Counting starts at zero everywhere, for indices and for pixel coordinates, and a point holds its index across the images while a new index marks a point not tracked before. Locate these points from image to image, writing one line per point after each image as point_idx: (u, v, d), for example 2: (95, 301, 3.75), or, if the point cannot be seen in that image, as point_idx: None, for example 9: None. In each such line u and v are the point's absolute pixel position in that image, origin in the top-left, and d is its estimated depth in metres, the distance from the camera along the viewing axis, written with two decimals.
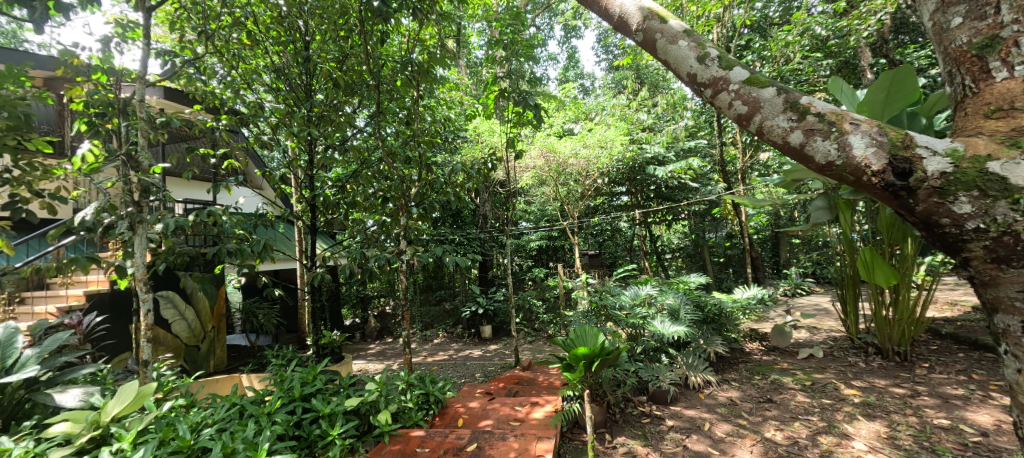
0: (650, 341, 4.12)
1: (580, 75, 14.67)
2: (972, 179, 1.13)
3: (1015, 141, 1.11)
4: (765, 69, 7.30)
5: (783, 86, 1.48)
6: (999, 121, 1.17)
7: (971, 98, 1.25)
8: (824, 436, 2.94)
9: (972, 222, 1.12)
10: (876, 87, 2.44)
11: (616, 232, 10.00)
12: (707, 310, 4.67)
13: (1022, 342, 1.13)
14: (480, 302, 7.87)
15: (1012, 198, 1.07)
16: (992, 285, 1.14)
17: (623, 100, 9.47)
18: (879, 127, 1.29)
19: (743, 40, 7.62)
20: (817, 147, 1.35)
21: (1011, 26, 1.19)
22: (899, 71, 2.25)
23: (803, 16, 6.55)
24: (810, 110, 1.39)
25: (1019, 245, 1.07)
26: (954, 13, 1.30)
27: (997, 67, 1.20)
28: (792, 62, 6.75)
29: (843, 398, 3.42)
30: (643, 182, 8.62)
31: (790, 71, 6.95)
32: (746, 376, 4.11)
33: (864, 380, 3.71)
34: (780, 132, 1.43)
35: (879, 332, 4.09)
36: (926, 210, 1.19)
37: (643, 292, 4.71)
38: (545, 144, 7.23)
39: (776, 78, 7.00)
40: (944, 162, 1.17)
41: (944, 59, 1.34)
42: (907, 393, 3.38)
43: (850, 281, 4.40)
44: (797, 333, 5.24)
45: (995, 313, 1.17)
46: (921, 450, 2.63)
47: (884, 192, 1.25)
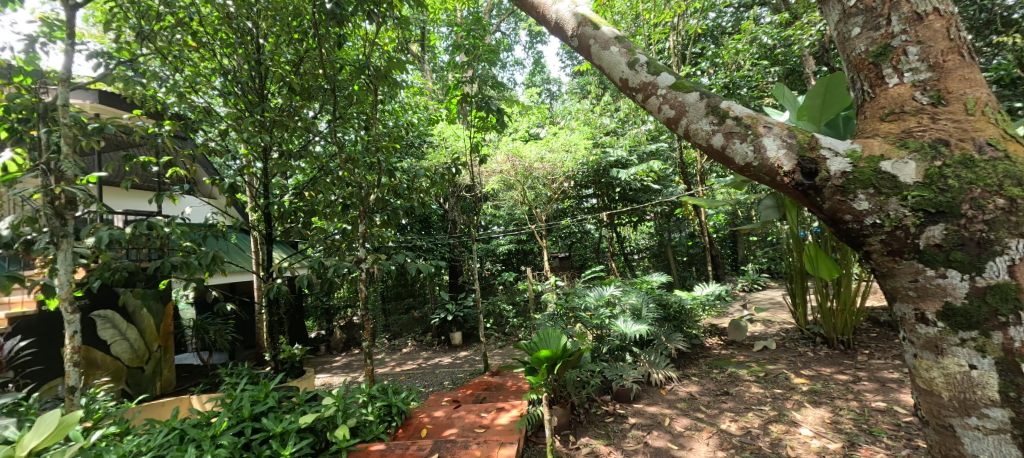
0: (614, 341, 4.22)
1: (547, 80, 14.93)
2: (868, 178, 1.07)
3: (906, 142, 1.07)
4: (718, 76, 7.69)
5: (707, 91, 1.46)
6: (892, 124, 1.13)
7: (869, 103, 1.21)
8: (775, 424, 3.07)
9: (869, 218, 1.06)
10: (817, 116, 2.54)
11: (585, 234, 10.20)
12: (669, 307, 4.82)
13: (916, 330, 1.07)
14: (449, 309, 7.80)
15: (903, 195, 1.02)
16: (889, 276, 1.08)
17: (587, 104, 9.66)
18: (791, 129, 1.25)
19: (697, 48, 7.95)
20: (736, 149, 1.30)
21: (901, 34, 1.15)
22: (835, 78, 2.38)
23: (750, 25, 6.89)
24: (730, 113, 1.35)
25: (913, 239, 1.01)
26: (854, 24, 1.24)
27: (890, 74, 1.16)
28: (742, 69, 7.10)
29: (793, 387, 3.60)
30: (608, 185, 8.79)
31: (740, 78, 7.32)
32: (706, 371, 4.25)
33: (812, 368, 3.91)
34: (704, 135, 1.39)
35: (825, 322, 4.34)
36: (831, 208, 1.13)
37: (607, 293, 4.79)
38: (511, 148, 7.23)
39: (728, 84, 7.38)
40: (844, 162, 1.12)
41: (846, 67, 1.30)
42: (850, 379, 3.59)
43: (798, 275, 4.64)
44: (753, 327, 5.47)
45: (894, 302, 1.11)
46: (860, 433, 2.79)
47: (794, 192, 1.19)
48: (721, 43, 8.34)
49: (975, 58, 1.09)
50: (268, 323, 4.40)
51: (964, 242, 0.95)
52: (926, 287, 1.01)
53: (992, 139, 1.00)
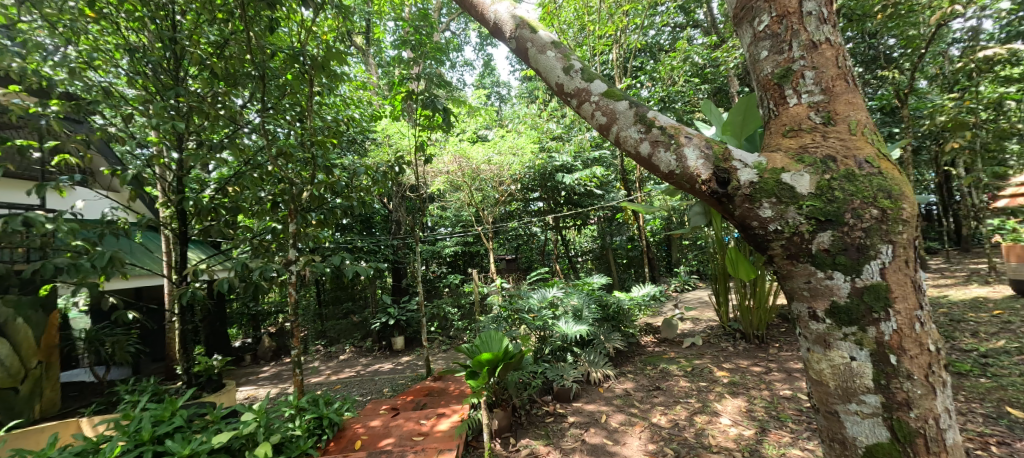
0: (556, 342, 4.31)
1: (496, 83, 15.02)
2: (771, 188, 1.16)
3: (802, 157, 1.17)
4: (656, 89, 8.12)
5: (636, 99, 1.51)
6: (792, 140, 1.22)
7: (773, 120, 1.31)
8: (699, 415, 3.28)
9: (773, 225, 1.14)
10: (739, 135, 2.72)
11: (531, 237, 10.34)
12: (608, 308, 4.99)
13: (809, 327, 1.15)
14: (391, 313, 7.54)
15: (799, 204, 1.11)
16: (787, 278, 1.16)
17: (535, 109, 9.81)
18: (709, 140, 1.32)
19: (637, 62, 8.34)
20: (660, 158, 1.35)
21: (800, 59, 1.25)
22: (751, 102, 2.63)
23: (684, 44, 7.34)
24: (655, 123, 1.41)
25: (807, 244, 1.10)
26: (762, 47, 1.34)
27: (790, 95, 1.26)
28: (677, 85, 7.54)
29: (716, 380, 3.87)
30: (554, 189, 8.97)
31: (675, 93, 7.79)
32: (640, 367, 4.46)
33: (732, 362, 4.24)
34: (632, 142, 1.44)
35: (744, 319, 4.72)
36: (741, 215, 1.20)
37: (550, 295, 4.87)
38: (458, 149, 7.15)
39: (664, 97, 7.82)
40: (752, 173, 1.20)
41: (756, 86, 1.40)
42: (762, 371, 3.93)
43: (721, 276, 5.01)
44: (683, 325, 5.83)
45: (792, 301, 1.20)
46: (770, 419, 3.06)
47: (710, 199, 1.26)
48: (659, 58, 8.83)
49: (859, 85, 1.22)
50: (180, 332, 3.99)
51: (847, 247, 1.05)
52: (817, 287, 1.10)
53: (871, 157, 1.11)
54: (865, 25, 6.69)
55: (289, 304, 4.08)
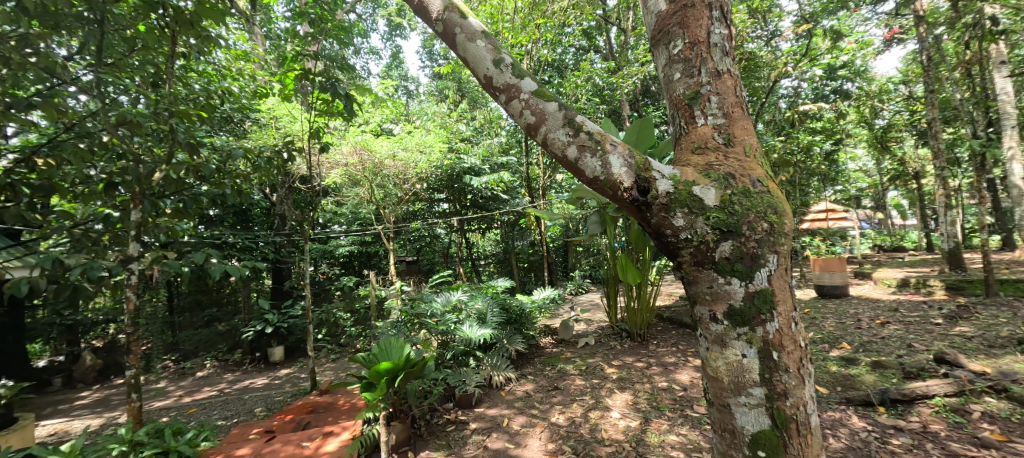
0: (459, 347, 4.24)
1: (404, 76, 14.45)
2: (684, 199, 1.25)
3: (709, 173, 1.28)
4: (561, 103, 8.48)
5: (565, 103, 1.53)
6: (700, 157, 1.34)
7: (683, 137, 1.42)
8: (593, 411, 3.47)
9: (684, 233, 1.24)
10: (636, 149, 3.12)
11: (434, 239, 10.10)
12: (511, 311, 5.06)
13: (709, 329, 1.26)
14: (269, 320, 6.72)
15: (707, 215, 1.22)
16: (692, 283, 1.26)
17: (444, 108, 9.61)
18: (631, 150, 1.39)
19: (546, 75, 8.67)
20: (587, 163, 1.38)
21: (707, 85, 1.39)
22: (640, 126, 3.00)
23: (587, 66, 7.72)
24: (583, 127, 1.44)
25: (711, 252, 1.21)
26: (675, 69, 1.45)
27: (698, 116, 1.39)
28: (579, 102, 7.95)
29: (607, 377, 4.14)
30: (461, 191, 8.88)
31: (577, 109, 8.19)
32: (539, 369, 4.59)
33: (620, 359, 4.59)
34: (560, 145, 1.45)
35: (630, 319, 5.14)
36: (657, 224, 1.28)
37: (454, 298, 4.78)
38: (359, 140, 6.67)
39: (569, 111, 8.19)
40: (668, 184, 1.28)
41: (669, 105, 1.51)
42: (644, 366, 4.31)
43: (612, 280, 5.39)
44: (578, 326, 6.16)
45: (694, 305, 1.30)
46: (651, 409, 3.37)
47: (631, 206, 1.32)
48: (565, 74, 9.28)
49: (751, 113, 1.38)
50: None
51: (743, 255, 1.18)
52: (718, 292, 1.21)
53: (761, 177, 1.26)
54: None
55: (127, 314, 3.04)
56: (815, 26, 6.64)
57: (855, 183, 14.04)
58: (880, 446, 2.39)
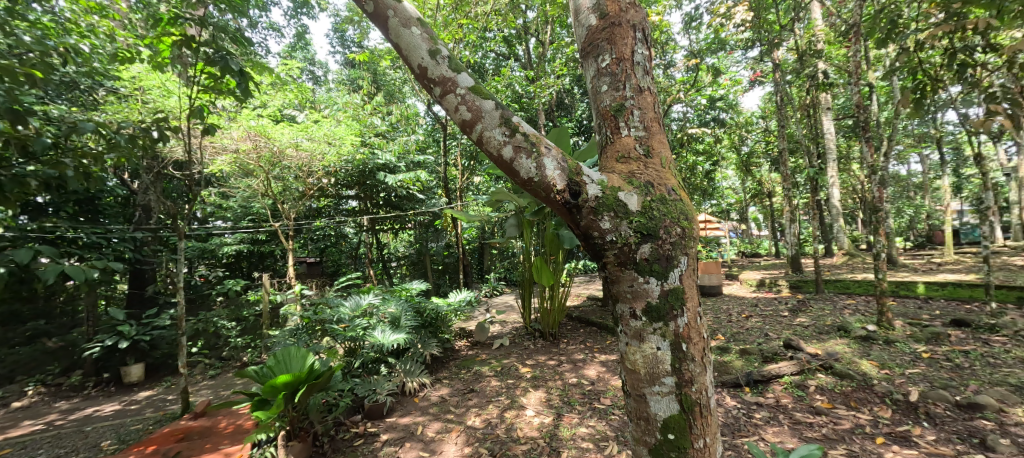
0: (369, 354, 4.04)
1: (309, 59, 13.40)
2: (611, 203, 1.33)
3: (632, 179, 1.38)
4: None
5: (501, 102, 1.54)
6: (624, 165, 1.44)
7: (609, 146, 1.52)
8: (509, 411, 3.53)
9: (610, 235, 1.32)
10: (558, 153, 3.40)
11: (341, 238, 9.48)
12: (425, 315, 4.90)
13: (628, 325, 1.35)
14: (126, 332, 5.55)
15: (631, 219, 1.31)
16: (615, 282, 1.35)
17: (356, 99, 9.05)
18: (563, 154, 1.44)
19: None
20: (522, 164, 1.40)
21: (631, 99, 1.50)
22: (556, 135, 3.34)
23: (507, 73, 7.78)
24: (519, 128, 1.46)
25: (633, 253, 1.30)
26: (603, 82, 1.55)
27: (623, 127, 1.50)
28: None
29: (521, 376, 4.23)
30: (372, 188, 8.36)
31: None
32: (454, 372, 4.53)
33: (534, 358, 4.72)
34: (496, 144, 1.46)
35: (543, 319, 5.32)
36: (586, 226, 1.35)
37: (364, 302, 4.56)
38: (254, 126, 6.07)
39: None
40: (597, 188, 1.36)
41: (596, 115, 1.61)
42: (556, 363, 4.50)
43: (526, 282, 5.52)
44: (493, 327, 6.21)
45: (616, 303, 1.38)
46: (563, 405, 3.52)
47: (562, 208, 1.37)
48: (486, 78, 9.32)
49: (666, 129, 1.53)
50: None
51: (660, 257, 1.29)
52: (638, 290, 1.30)
53: (675, 187, 1.39)
54: None
55: None
56: (702, 59, 7.57)
57: (727, 199, 16.18)
58: (747, 419, 2.78)
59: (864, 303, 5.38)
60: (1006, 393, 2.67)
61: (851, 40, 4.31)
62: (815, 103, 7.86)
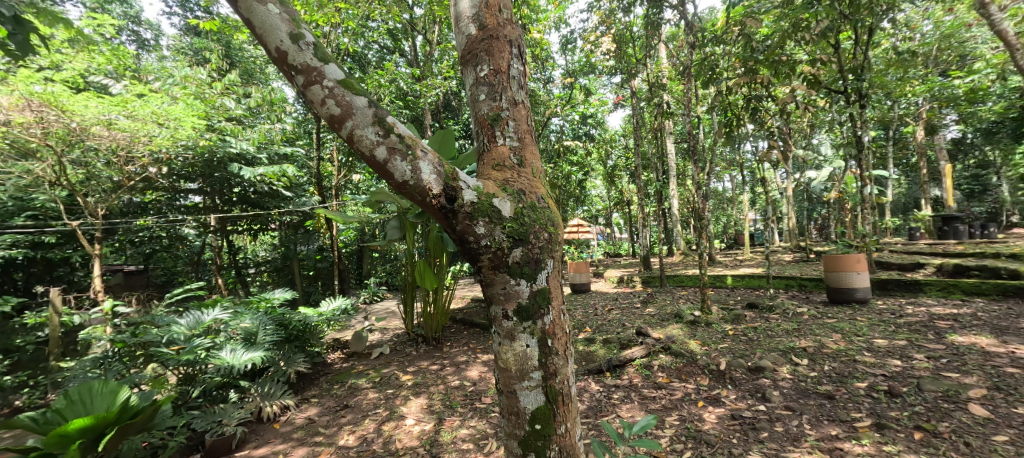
0: (214, 379, 3.49)
1: (129, 16, 11.16)
2: (485, 209, 1.38)
3: (506, 186, 1.45)
4: None
5: (374, 100, 1.48)
6: (499, 172, 1.51)
7: (486, 153, 1.58)
8: (387, 423, 3.38)
9: (485, 240, 1.37)
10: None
11: (178, 241, 7.95)
12: (291, 328, 4.33)
13: (502, 325, 1.41)
14: None
15: (503, 225, 1.37)
16: (489, 285, 1.40)
17: (204, 74, 7.69)
18: (439, 158, 1.45)
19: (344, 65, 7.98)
20: (396, 166, 1.38)
21: (506, 110, 1.59)
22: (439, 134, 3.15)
23: (392, 66, 7.43)
24: (394, 129, 1.42)
25: (506, 257, 1.37)
26: (481, 90, 1.61)
27: (499, 136, 1.57)
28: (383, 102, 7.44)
29: (401, 384, 4.10)
30: (222, 182, 7.23)
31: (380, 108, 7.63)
32: (325, 389, 4.17)
33: (415, 365, 4.60)
34: (368, 143, 1.40)
35: (426, 324, 5.20)
36: (461, 230, 1.38)
37: (207, 319, 3.85)
38: (36, 90, 5.09)
39: None
40: (473, 194, 1.40)
41: (474, 121, 1.65)
42: (439, 368, 4.46)
43: (409, 286, 5.31)
44: (371, 337, 5.87)
45: (490, 305, 1.44)
46: (444, 409, 3.52)
47: (439, 213, 1.39)
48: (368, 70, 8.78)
49: (538, 141, 1.64)
50: None
51: (530, 260, 1.38)
52: (510, 292, 1.38)
53: (544, 195, 1.49)
54: None
55: None
56: (576, 79, 8.24)
57: (595, 206, 17.88)
58: (607, 401, 3.12)
59: (694, 293, 6.46)
60: (778, 357, 3.40)
61: (688, 78, 5.13)
62: (663, 126, 9.17)
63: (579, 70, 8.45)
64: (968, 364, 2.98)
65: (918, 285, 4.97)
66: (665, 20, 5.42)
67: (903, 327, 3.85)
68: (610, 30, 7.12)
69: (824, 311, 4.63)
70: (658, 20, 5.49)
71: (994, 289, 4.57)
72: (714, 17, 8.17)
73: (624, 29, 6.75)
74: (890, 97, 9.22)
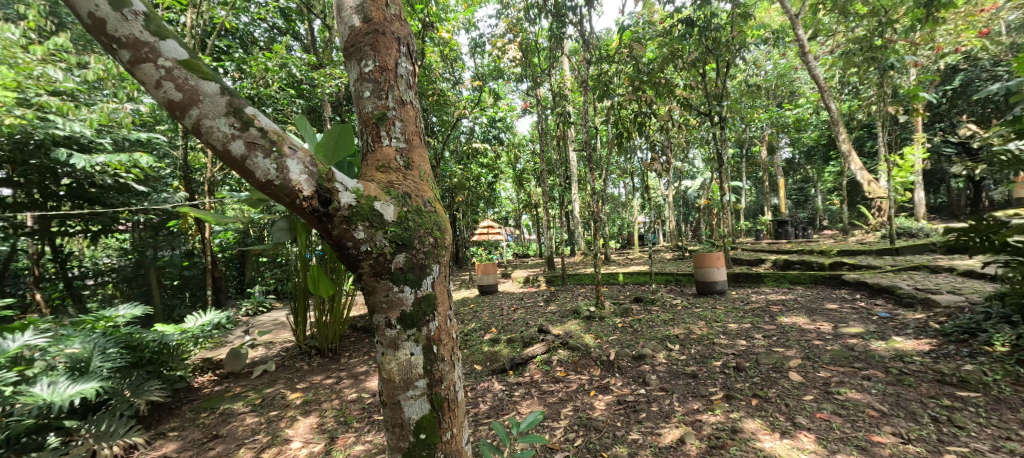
0: (23, 422, 2.75)
1: None
2: (365, 213, 1.33)
3: (390, 189, 1.40)
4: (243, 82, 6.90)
5: (230, 88, 1.32)
6: (383, 174, 1.45)
7: (369, 154, 1.51)
8: (268, 450, 3.00)
9: (365, 245, 1.32)
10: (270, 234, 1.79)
11: None
12: (141, 350, 3.67)
13: (384, 334, 1.37)
14: None
15: (385, 229, 1.33)
16: (370, 292, 1.35)
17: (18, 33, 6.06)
18: (312, 157, 1.35)
19: (220, 41, 6.93)
20: (257, 164, 1.25)
21: (393, 110, 1.53)
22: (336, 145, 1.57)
23: (282, 49, 6.64)
24: (255, 122, 1.29)
25: (388, 263, 1.33)
26: (365, 87, 1.53)
27: (384, 136, 1.51)
28: (270, 89, 6.64)
29: (289, 404, 3.65)
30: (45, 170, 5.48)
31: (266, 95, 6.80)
32: (190, 418, 3.55)
33: (306, 380, 4.16)
34: (221, 137, 1.24)
35: (320, 334, 4.77)
36: (338, 235, 1.31)
37: (16, 345, 3.05)
38: None
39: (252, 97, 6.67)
40: (351, 197, 1.33)
41: (357, 119, 1.57)
42: (334, 381, 4.11)
43: (301, 293, 4.79)
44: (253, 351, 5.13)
45: (373, 313, 1.38)
46: (337, 427, 3.23)
47: (311, 216, 1.30)
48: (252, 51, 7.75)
49: (427, 143, 1.61)
50: None
51: (414, 265, 1.36)
52: (392, 300, 1.34)
53: (431, 199, 1.47)
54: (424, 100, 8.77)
55: None
56: (485, 83, 8.25)
57: (504, 208, 18.16)
58: (509, 399, 3.19)
59: (592, 290, 6.88)
60: (655, 345, 3.80)
61: (586, 91, 5.47)
62: (566, 134, 9.63)
63: (488, 74, 8.49)
64: (790, 339, 3.65)
65: (756, 277, 5.97)
66: (567, 35, 5.69)
67: (746, 312, 4.58)
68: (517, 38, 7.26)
69: (692, 302, 5.30)
70: (561, 35, 5.71)
71: (808, 278, 5.64)
72: (612, 37, 8.80)
73: (531, 39, 6.92)
74: (745, 121, 10.91)
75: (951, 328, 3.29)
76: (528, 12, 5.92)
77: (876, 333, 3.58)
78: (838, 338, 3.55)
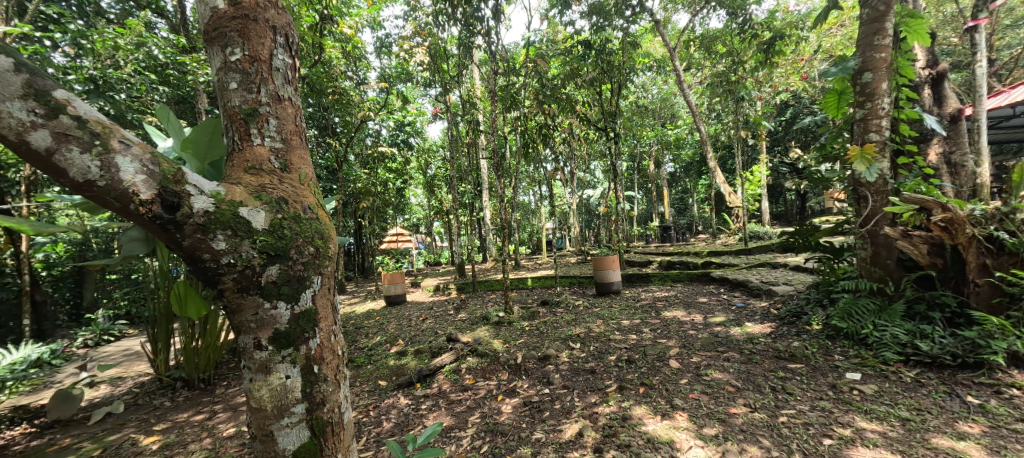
0: None
1: None
2: (227, 220, 1.17)
3: (260, 194, 1.25)
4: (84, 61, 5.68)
5: (31, 65, 1.07)
6: (252, 177, 1.29)
7: (236, 153, 1.33)
8: None
9: (226, 257, 1.17)
10: (120, 246, 1.30)
11: None
12: None
13: (253, 358, 1.23)
14: None
15: (253, 239, 1.19)
16: (237, 312, 1.21)
17: None
18: (152, 154, 1.15)
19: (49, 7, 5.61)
20: (71, 160, 1.03)
21: (265, 105, 1.38)
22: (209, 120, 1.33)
23: (140, 26, 5.65)
24: (66, 108, 1.05)
25: (257, 277, 1.20)
26: (231, 78, 1.36)
27: (255, 134, 1.35)
28: (122, 72, 5.63)
29: (141, 451, 3.02)
30: None
31: (116, 80, 5.70)
32: None
33: (166, 420, 3.50)
34: (13, 124, 1.00)
35: (188, 362, 4.09)
36: (191, 246, 1.14)
37: None
38: None
39: (95, 80, 5.53)
40: (208, 202, 1.16)
41: (222, 114, 1.38)
42: (205, 417, 3.53)
43: (162, 317, 4.07)
44: (90, 392, 4.18)
45: (240, 334, 1.23)
46: None
47: (152, 225, 1.10)
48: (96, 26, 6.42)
49: (309, 143, 1.47)
50: None
51: (290, 278, 1.23)
52: (263, 318, 1.21)
53: (312, 204, 1.35)
54: (322, 99, 8.14)
55: None
56: (392, 85, 7.91)
57: (413, 215, 17.62)
58: (415, 413, 3.06)
59: (502, 296, 6.96)
60: (559, 345, 3.96)
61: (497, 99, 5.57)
62: (476, 141, 9.66)
63: (396, 76, 8.18)
64: (671, 331, 4.08)
65: (645, 276, 6.59)
66: (475, 45, 5.71)
67: (637, 309, 5.01)
68: (424, 42, 7.11)
69: (592, 302, 5.66)
70: (470, 43, 5.72)
71: (684, 276, 6.40)
72: (520, 52, 9.12)
73: (440, 45, 6.83)
74: (636, 136, 12.05)
75: (785, 313, 3.97)
76: (437, 17, 5.84)
77: (734, 321, 4.18)
78: (707, 327, 4.06)
